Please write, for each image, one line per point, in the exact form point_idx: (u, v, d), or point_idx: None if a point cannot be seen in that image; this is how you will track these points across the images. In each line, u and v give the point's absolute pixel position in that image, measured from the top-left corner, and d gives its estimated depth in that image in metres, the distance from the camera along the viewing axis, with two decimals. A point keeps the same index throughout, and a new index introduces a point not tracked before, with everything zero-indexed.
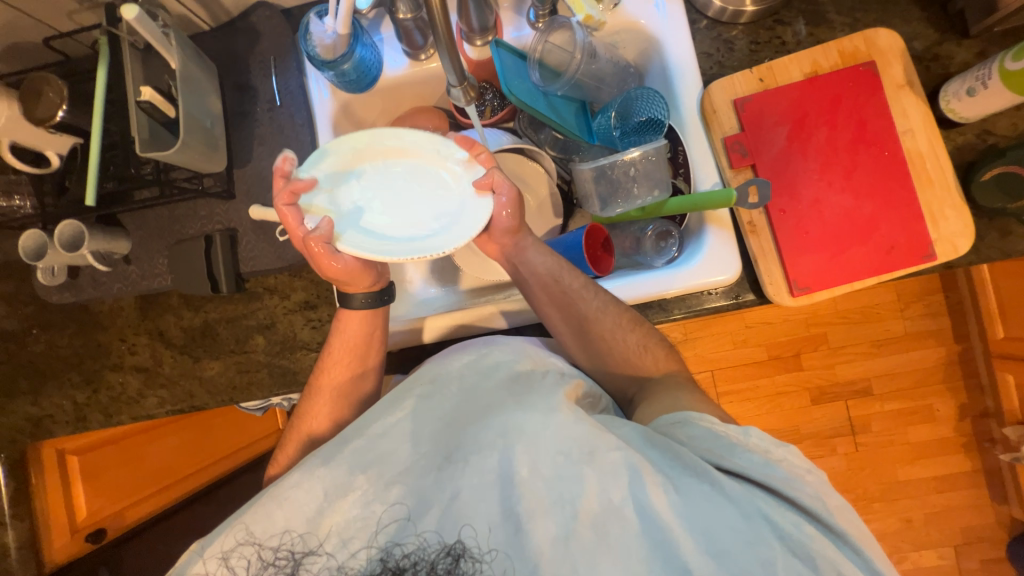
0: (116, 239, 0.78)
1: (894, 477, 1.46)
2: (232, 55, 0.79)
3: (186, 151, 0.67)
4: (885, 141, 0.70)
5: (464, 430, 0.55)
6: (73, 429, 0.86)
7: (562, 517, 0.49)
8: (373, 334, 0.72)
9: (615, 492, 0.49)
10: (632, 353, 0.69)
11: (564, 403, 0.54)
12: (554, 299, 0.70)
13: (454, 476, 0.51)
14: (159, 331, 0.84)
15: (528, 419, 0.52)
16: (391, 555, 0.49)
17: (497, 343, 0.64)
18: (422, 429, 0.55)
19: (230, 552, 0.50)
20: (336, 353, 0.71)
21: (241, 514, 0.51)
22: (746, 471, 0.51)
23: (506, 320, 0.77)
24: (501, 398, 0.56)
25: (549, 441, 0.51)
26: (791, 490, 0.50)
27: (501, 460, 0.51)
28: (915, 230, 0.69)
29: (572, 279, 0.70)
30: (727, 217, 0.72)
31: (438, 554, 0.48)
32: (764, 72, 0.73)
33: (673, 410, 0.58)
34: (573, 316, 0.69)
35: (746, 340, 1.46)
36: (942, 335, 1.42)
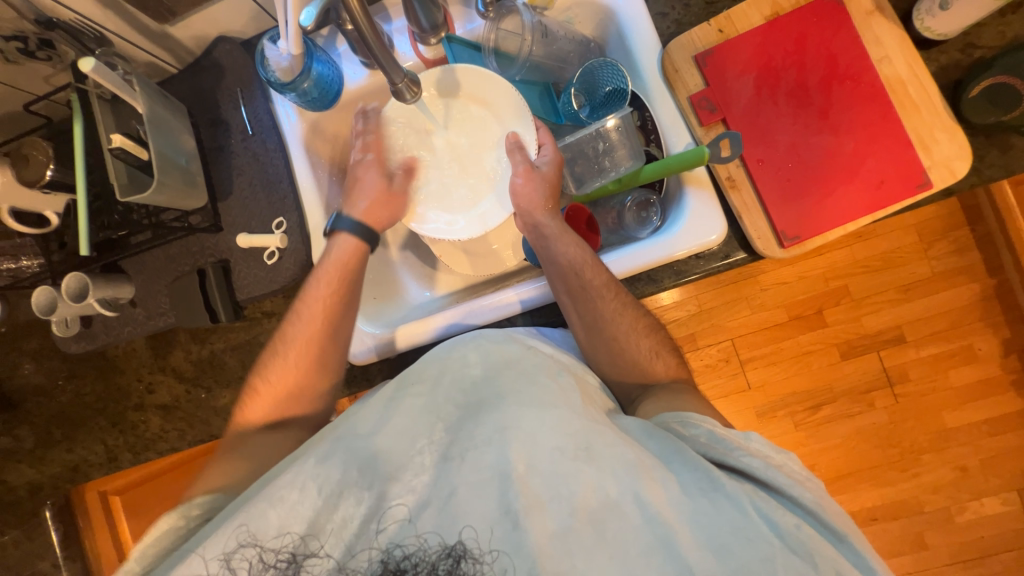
0: (118, 285, 0.82)
1: (940, 425, 1.39)
2: (201, 93, 0.82)
3: (165, 191, 0.69)
4: (861, 72, 0.66)
5: (463, 426, 0.56)
6: (107, 470, 0.91)
7: (558, 513, 0.48)
8: (360, 263, 0.75)
9: (612, 488, 0.49)
10: (614, 323, 0.68)
11: (561, 403, 0.56)
12: (572, 292, 0.69)
13: (454, 470, 0.52)
14: (171, 367, 0.87)
15: (524, 416, 0.54)
16: (392, 557, 0.50)
17: (484, 335, 0.67)
18: (418, 424, 0.58)
19: (231, 553, 0.49)
20: (324, 276, 0.73)
21: (239, 517, 0.51)
22: (749, 470, 0.51)
23: (517, 301, 0.75)
24: (496, 394, 0.58)
25: (546, 437, 0.52)
26: (793, 491, 0.50)
27: (499, 455, 0.52)
28: (905, 159, 0.65)
29: (595, 275, 0.68)
30: (705, 176, 0.70)
31: (439, 555, 0.49)
32: (723, 22, 0.70)
33: (673, 411, 0.60)
34: (590, 313, 0.68)
35: (762, 303, 1.42)
36: (973, 271, 1.34)
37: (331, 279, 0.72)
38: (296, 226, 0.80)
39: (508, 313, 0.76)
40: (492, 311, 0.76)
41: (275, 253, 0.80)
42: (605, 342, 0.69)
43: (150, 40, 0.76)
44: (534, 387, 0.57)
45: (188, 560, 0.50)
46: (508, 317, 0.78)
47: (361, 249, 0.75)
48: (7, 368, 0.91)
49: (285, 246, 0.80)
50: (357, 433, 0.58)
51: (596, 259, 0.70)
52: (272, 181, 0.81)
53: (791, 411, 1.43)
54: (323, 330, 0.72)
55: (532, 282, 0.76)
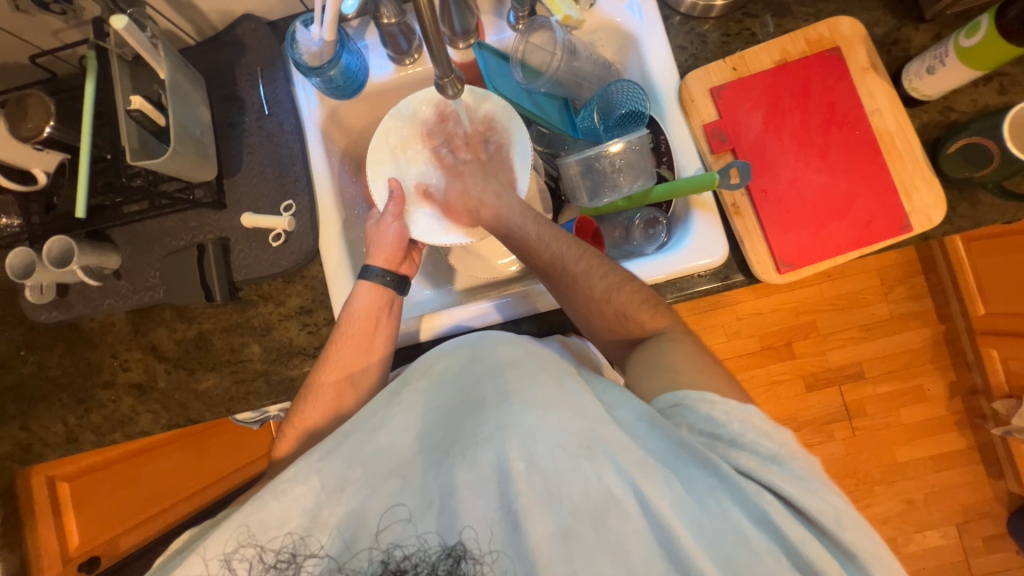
0: (105, 253, 0.78)
1: (892, 459, 1.47)
2: (219, 67, 0.81)
3: (177, 159, 0.68)
4: (856, 120, 0.73)
5: (464, 423, 0.54)
6: (64, 452, 0.84)
7: (558, 513, 0.48)
8: (382, 315, 0.75)
9: (615, 486, 0.48)
10: (586, 280, 0.68)
11: (563, 400, 0.54)
12: (543, 271, 0.72)
13: (454, 469, 0.51)
14: (151, 345, 0.83)
15: (526, 412, 0.52)
16: (392, 557, 0.49)
17: (490, 335, 0.65)
18: (423, 422, 0.58)
19: (232, 553, 0.48)
20: (344, 328, 0.73)
21: (239, 516, 0.50)
22: (753, 468, 0.49)
23: (526, 307, 0.77)
24: (498, 390, 0.56)
25: (548, 434, 0.51)
26: (801, 496, 0.48)
27: (499, 452, 0.50)
28: (891, 203, 0.72)
29: (556, 241, 0.71)
30: (712, 201, 0.74)
31: (439, 555, 0.48)
32: (737, 61, 0.76)
33: (671, 391, 0.58)
34: (558, 280, 0.70)
35: (738, 332, 1.48)
36: (926, 316, 1.46)
37: (366, 322, 0.73)
38: (305, 210, 0.79)
39: (500, 320, 0.77)
40: (493, 316, 0.77)
41: (281, 235, 0.78)
42: (588, 304, 0.68)
43: (175, 9, 0.75)
44: (537, 384, 0.56)
45: (188, 561, 0.48)
46: (513, 320, 0.79)
47: (391, 293, 0.76)
48: None
49: (291, 230, 0.79)
50: (360, 430, 0.57)
51: (554, 227, 0.73)
52: (285, 163, 0.80)
53: None
54: (344, 375, 0.72)
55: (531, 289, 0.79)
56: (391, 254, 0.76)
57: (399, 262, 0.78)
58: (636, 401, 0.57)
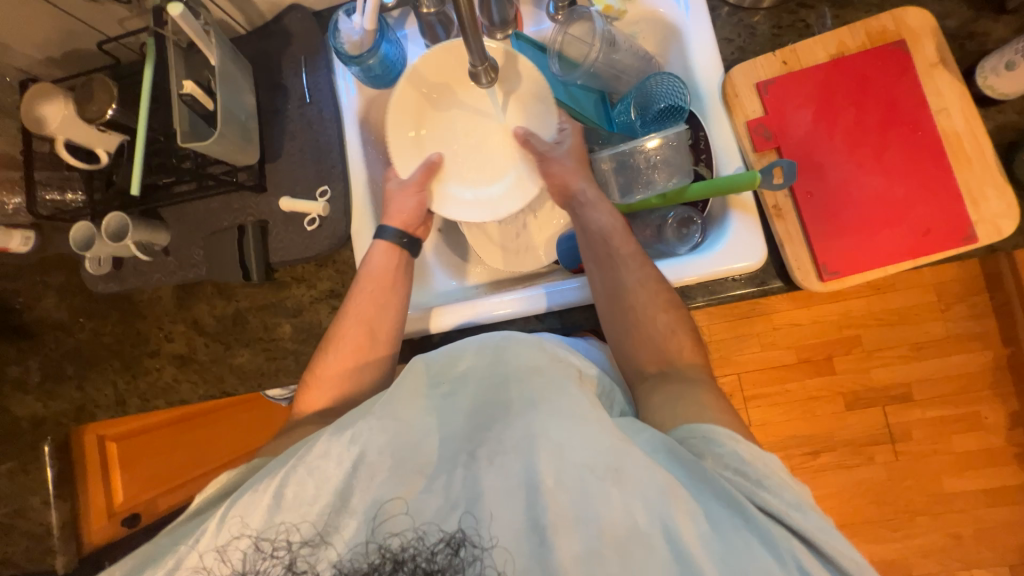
0: (156, 230, 0.83)
1: (939, 489, 1.37)
2: (267, 56, 0.84)
3: (223, 142, 0.71)
4: (918, 120, 0.67)
5: (491, 428, 0.54)
6: (113, 413, 0.90)
7: (584, 534, 0.46)
8: (397, 273, 0.77)
9: (641, 514, 0.46)
10: (634, 292, 0.68)
11: (588, 413, 0.52)
12: (600, 259, 0.72)
13: (481, 473, 0.51)
14: (194, 319, 0.88)
15: (554, 424, 0.51)
16: (415, 550, 0.49)
17: (513, 335, 0.63)
18: (449, 417, 0.57)
19: (262, 530, 0.50)
20: (362, 285, 0.75)
21: (270, 493, 0.51)
22: (784, 514, 0.47)
23: (547, 299, 0.76)
24: (525, 397, 0.55)
25: (576, 452, 0.49)
26: (828, 544, 0.46)
27: (527, 465, 0.50)
28: (953, 211, 0.66)
29: (623, 243, 0.71)
30: (752, 202, 0.70)
31: (463, 552, 0.48)
32: (788, 55, 0.72)
33: (694, 423, 0.56)
34: (611, 280, 0.70)
35: (774, 342, 1.42)
36: (988, 338, 1.34)
37: (382, 277, 0.76)
38: (340, 196, 0.81)
39: (544, 309, 0.76)
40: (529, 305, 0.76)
41: (316, 220, 0.81)
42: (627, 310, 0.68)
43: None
44: (565, 395, 0.54)
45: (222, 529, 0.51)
46: (538, 314, 0.78)
47: (401, 253, 0.78)
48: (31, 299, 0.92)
49: (326, 215, 0.81)
50: (391, 416, 0.55)
51: (625, 225, 0.73)
52: (322, 150, 0.82)
53: (790, 454, 1.42)
54: (364, 329, 0.73)
55: (563, 284, 0.77)
56: (411, 219, 0.78)
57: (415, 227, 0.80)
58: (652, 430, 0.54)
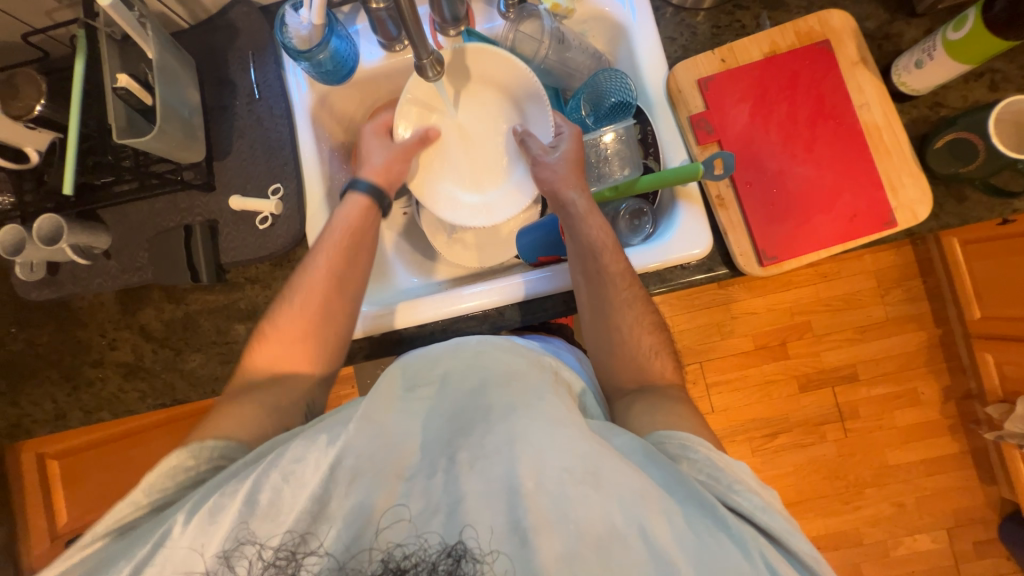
0: (94, 233, 0.79)
1: (884, 461, 1.47)
2: (211, 50, 0.81)
3: (165, 138, 0.68)
4: (843, 114, 0.73)
5: (471, 430, 0.53)
6: (52, 428, 0.85)
7: (565, 536, 0.46)
8: (370, 226, 0.76)
9: (618, 516, 0.46)
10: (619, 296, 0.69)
11: (570, 419, 0.52)
12: (589, 274, 0.71)
13: (462, 477, 0.50)
14: (140, 325, 0.84)
15: (536, 427, 0.51)
16: (392, 556, 0.47)
17: (488, 339, 0.65)
18: (431, 424, 0.56)
19: (230, 551, 0.47)
20: (334, 233, 0.73)
21: (237, 511, 0.48)
22: (749, 511, 0.49)
23: (524, 287, 0.77)
24: (505, 403, 0.54)
25: (558, 454, 0.49)
26: (790, 541, 0.48)
27: (507, 467, 0.49)
28: (876, 198, 0.71)
29: (612, 260, 0.69)
30: (697, 192, 0.74)
31: (440, 555, 0.46)
32: (726, 53, 0.76)
33: (668, 429, 0.58)
34: (599, 296, 0.70)
35: (733, 330, 1.48)
36: (921, 319, 1.45)
37: (350, 228, 0.73)
38: (293, 194, 0.80)
39: (523, 297, 0.77)
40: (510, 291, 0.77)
41: (268, 218, 0.79)
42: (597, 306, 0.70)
43: None
44: (547, 402, 0.54)
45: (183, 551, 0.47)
46: (498, 308, 0.79)
47: (372, 207, 0.76)
48: None
49: (278, 213, 0.79)
50: (370, 420, 0.53)
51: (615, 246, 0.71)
52: (272, 147, 0.80)
53: (749, 437, 1.49)
54: (334, 276, 0.70)
55: (534, 275, 0.78)
56: (391, 176, 0.79)
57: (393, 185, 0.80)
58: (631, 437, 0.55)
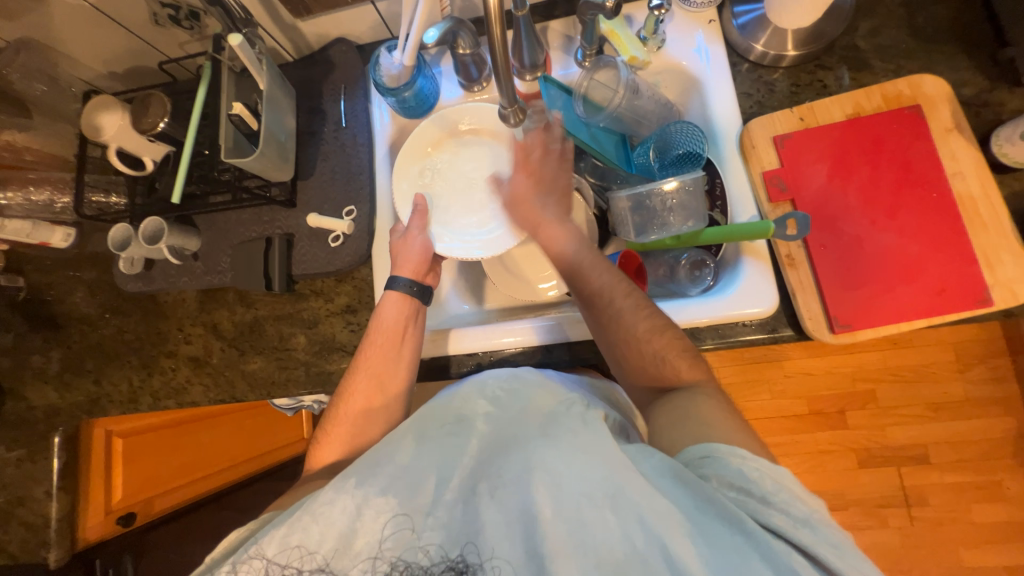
0: (188, 236, 0.87)
1: (957, 562, 1.30)
2: (309, 82, 0.90)
3: (263, 159, 0.75)
4: (933, 182, 0.69)
5: (491, 462, 0.55)
6: (125, 409, 0.92)
7: (584, 563, 0.46)
8: (409, 324, 0.76)
9: (638, 537, 0.45)
10: (631, 316, 0.66)
11: (588, 447, 0.51)
12: (584, 297, 0.70)
13: (480, 507, 0.51)
14: (213, 323, 0.91)
15: (552, 454, 0.52)
16: (411, 573, 0.49)
17: (524, 373, 0.67)
18: (454, 460, 0.56)
19: (241, 565, 0.51)
20: (372, 336, 0.75)
21: (268, 538, 0.51)
22: (783, 530, 0.45)
23: (546, 332, 0.78)
24: (525, 435, 0.56)
25: (573, 480, 0.49)
26: (832, 557, 0.44)
27: (525, 496, 0.50)
28: (969, 273, 0.66)
29: (602, 273, 0.70)
30: (765, 249, 0.72)
31: (450, 572, 0.49)
32: (805, 112, 0.74)
33: (700, 442, 0.54)
34: (601, 315, 0.69)
35: (784, 391, 1.39)
36: (1009, 404, 1.30)
37: (389, 330, 0.75)
38: (365, 216, 0.85)
39: (537, 341, 0.78)
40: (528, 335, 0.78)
41: (340, 237, 0.84)
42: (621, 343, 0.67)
43: (280, 29, 0.85)
44: (564, 429, 0.54)
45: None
46: (546, 345, 0.79)
47: (414, 304, 0.77)
48: (63, 293, 0.96)
49: (349, 233, 0.84)
50: (394, 463, 0.56)
51: (597, 254, 0.73)
52: (351, 172, 0.86)
53: None
54: (373, 382, 0.73)
55: (555, 320, 0.79)
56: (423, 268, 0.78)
57: (424, 274, 0.80)
58: (657, 454, 0.52)
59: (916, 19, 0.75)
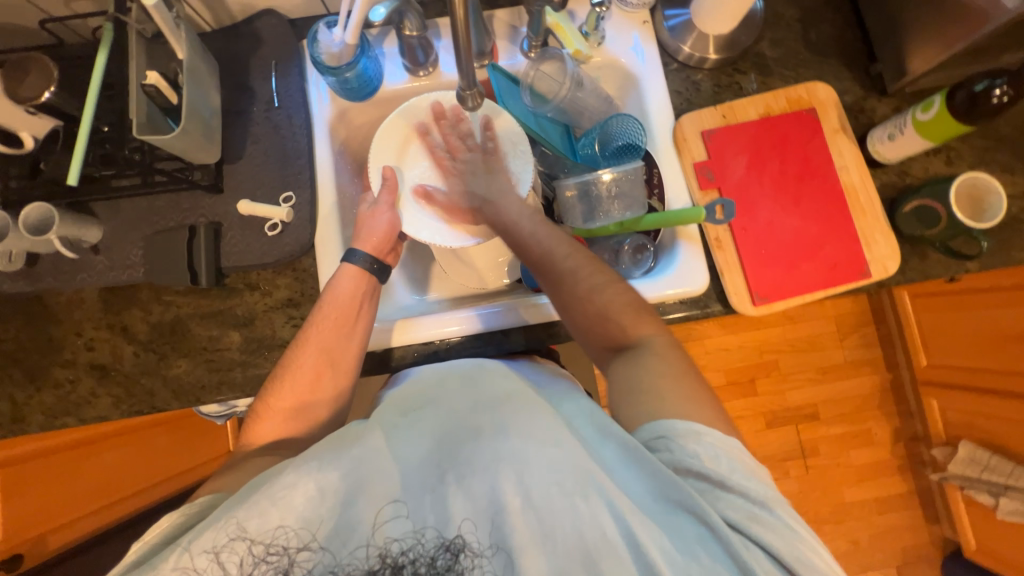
0: (86, 225, 0.75)
1: (841, 499, 1.55)
2: (233, 55, 0.81)
3: (185, 138, 0.68)
4: (827, 174, 0.81)
5: (459, 452, 0.54)
6: (4, 433, 0.77)
7: (551, 550, 0.48)
8: (364, 301, 0.74)
9: (606, 524, 0.48)
10: (573, 277, 0.70)
11: (558, 436, 0.52)
12: (537, 264, 0.74)
13: (448, 497, 0.51)
14: (123, 325, 0.79)
15: (522, 446, 0.52)
16: (390, 552, 0.49)
17: (489, 360, 0.67)
18: (421, 446, 0.55)
19: (221, 548, 0.48)
20: (326, 310, 0.71)
21: (230, 512, 0.49)
22: (737, 522, 0.49)
23: (491, 319, 0.78)
24: (495, 423, 0.55)
25: (542, 470, 0.50)
26: (785, 548, 0.47)
27: (493, 486, 0.50)
28: (854, 251, 0.79)
29: (551, 238, 0.74)
30: (696, 233, 0.80)
31: (438, 549, 0.49)
32: (727, 109, 0.83)
33: (656, 420, 0.56)
34: (553, 278, 0.72)
35: (706, 365, 1.55)
36: (875, 364, 1.57)
37: (343, 304, 0.72)
38: (305, 203, 0.79)
39: (482, 329, 0.79)
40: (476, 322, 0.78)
41: (278, 225, 0.78)
42: (572, 307, 0.70)
43: None
44: (535, 417, 0.55)
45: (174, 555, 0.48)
46: (503, 330, 0.81)
47: (370, 280, 0.75)
48: None
49: (288, 221, 0.79)
50: (363, 445, 0.54)
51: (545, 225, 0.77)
52: (288, 156, 0.80)
53: None
54: (322, 361, 0.69)
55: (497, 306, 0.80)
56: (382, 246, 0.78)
57: (385, 252, 0.79)
58: (615, 425, 0.55)
59: (810, 34, 0.87)
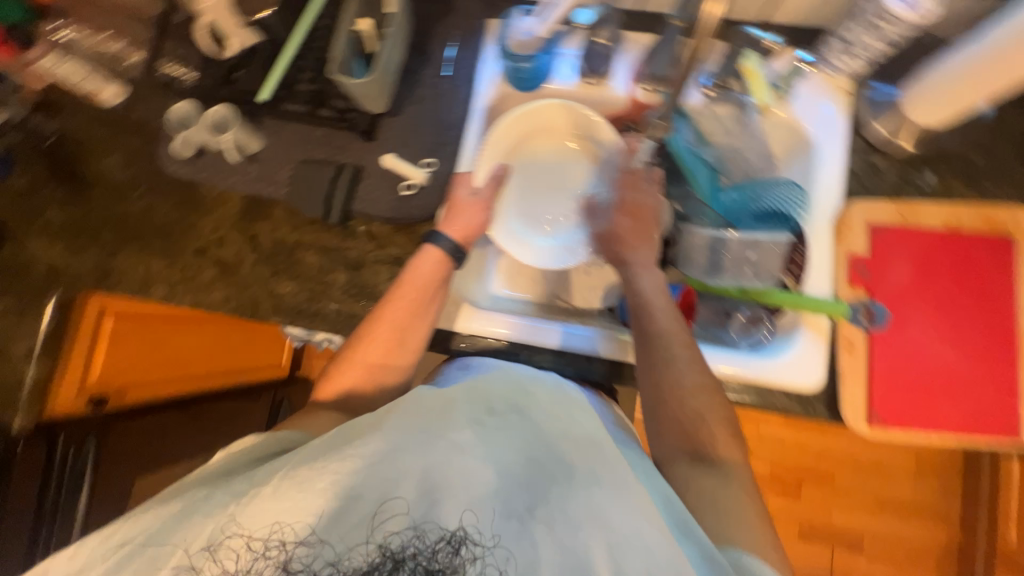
0: (251, 135, 0.83)
1: None
2: (423, 17, 0.85)
3: (371, 86, 0.71)
4: (1003, 313, 0.71)
5: (539, 481, 0.51)
6: (131, 293, 0.87)
7: None
8: (443, 285, 0.72)
9: None
10: (669, 349, 0.65)
11: (651, 513, 0.49)
12: (638, 318, 0.68)
13: (520, 529, 0.47)
14: (252, 234, 0.86)
15: (615, 507, 0.49)
16: (389, 549, 0.44)
17: (567, 387, 0.67)
18: (501, 456, 0.52)
19: (217, 544, 0.45)
20: (403, 287, 0.70)
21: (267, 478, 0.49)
22: None
23: (569, 338, 0.78)
24: (589, 471, 0.52)
25: (632, 541, 0.46)
26: None
27: (578, 538, 0.46)
28: (1006, 406, 0.69)
29: (665, 298, 0.68)
30: (826, 326, 0.73)
31: (438, 542, 0.44)
32: (905, 208, 0.75)
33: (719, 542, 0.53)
34: (652, 339, 0.66)
35: (757, 452, 1.44)
36: (947, 519, 1.38)
37: (428, 280, 0.71)
38: (443, 173, 0.81)
39: (557, 346, 0.78)
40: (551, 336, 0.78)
41: (412, 186, 0.81)
42: (661, 372, 0.65)
43: None
44: (633, 486, 0.51)
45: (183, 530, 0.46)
46: (588, 356, 0.78)
47: (450, 264, 0.72)
48: (99, 154, 0.90)
49: (422, 185, 0.81)
50: (446, 437, 0.52)
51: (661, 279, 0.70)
52: (441, 125, 0.83)
53: None
54: (397, 332, 0.69)
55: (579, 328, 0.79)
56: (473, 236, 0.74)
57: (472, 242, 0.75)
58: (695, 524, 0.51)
59: None
